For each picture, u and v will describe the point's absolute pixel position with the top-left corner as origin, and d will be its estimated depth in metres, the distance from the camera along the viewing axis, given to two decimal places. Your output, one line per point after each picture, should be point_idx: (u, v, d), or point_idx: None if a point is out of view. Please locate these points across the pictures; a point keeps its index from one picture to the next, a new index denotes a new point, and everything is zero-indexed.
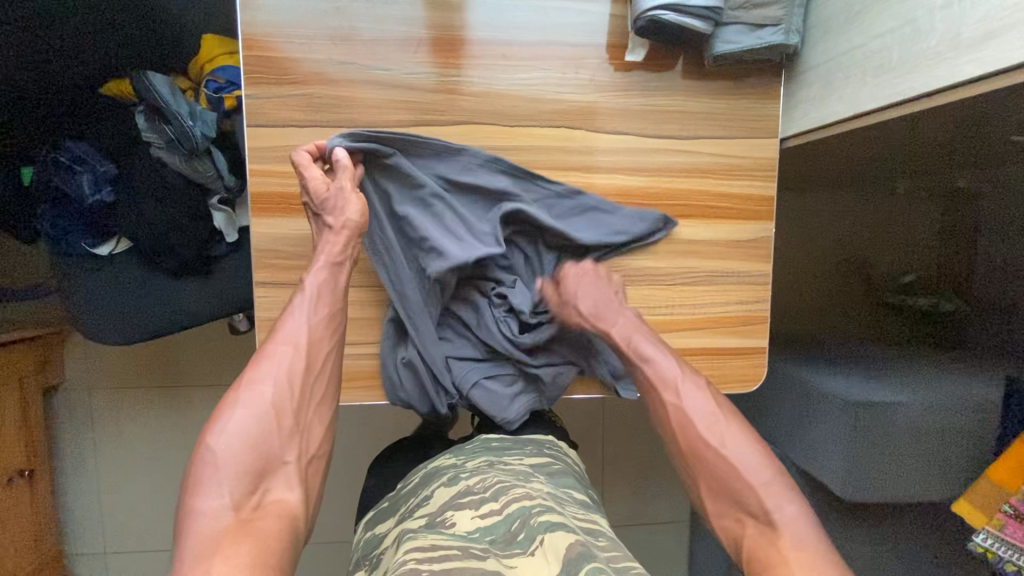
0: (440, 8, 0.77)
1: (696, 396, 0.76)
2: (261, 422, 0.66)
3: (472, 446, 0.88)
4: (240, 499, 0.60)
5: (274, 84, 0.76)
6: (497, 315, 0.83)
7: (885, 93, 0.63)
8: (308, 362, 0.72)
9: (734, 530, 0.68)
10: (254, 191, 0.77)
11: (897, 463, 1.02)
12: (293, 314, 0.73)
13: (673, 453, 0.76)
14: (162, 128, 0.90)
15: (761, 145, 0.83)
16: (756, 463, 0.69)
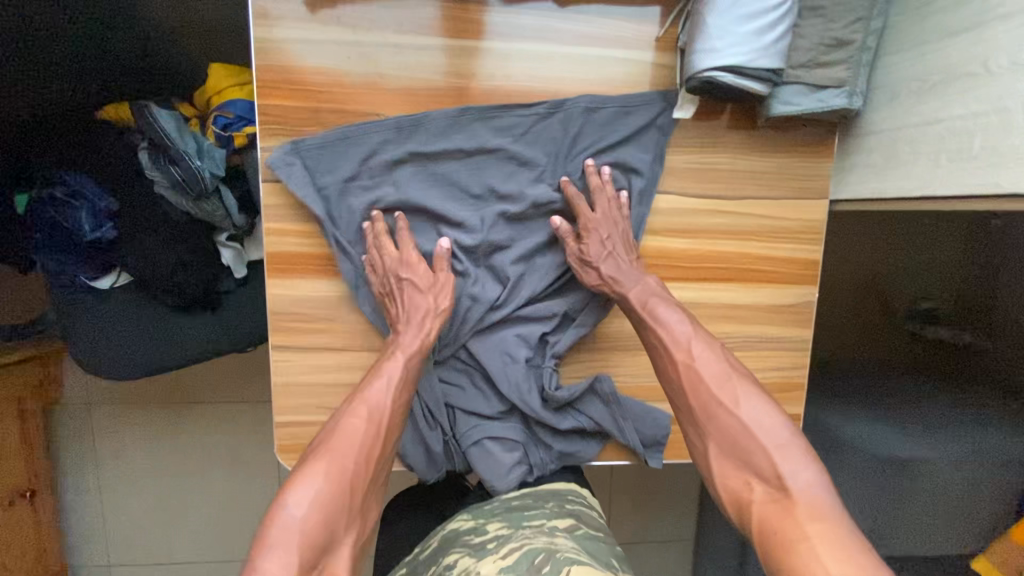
0: (475, 56, 0.72)
1: (709, 354, 0.70)
2: (332, 489, 0.61)
3: (492, 507, 0.77)
4: (301, 572, 0.55)
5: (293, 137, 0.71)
6: (519, 366, 0.79)
7: (963, 183, 0.58)
8: (382, 437, 0.67)
9: (739, 492, 0.63)
10: (270, 250, 0.73)
11: (925, 499, 0.99)
12: (377, 381, 0.69)
13: (681, 412, 0.70)
14: (168, 169, 0.83)
15: (810, 206, 0.77)
16: (772, 424, 0.63)
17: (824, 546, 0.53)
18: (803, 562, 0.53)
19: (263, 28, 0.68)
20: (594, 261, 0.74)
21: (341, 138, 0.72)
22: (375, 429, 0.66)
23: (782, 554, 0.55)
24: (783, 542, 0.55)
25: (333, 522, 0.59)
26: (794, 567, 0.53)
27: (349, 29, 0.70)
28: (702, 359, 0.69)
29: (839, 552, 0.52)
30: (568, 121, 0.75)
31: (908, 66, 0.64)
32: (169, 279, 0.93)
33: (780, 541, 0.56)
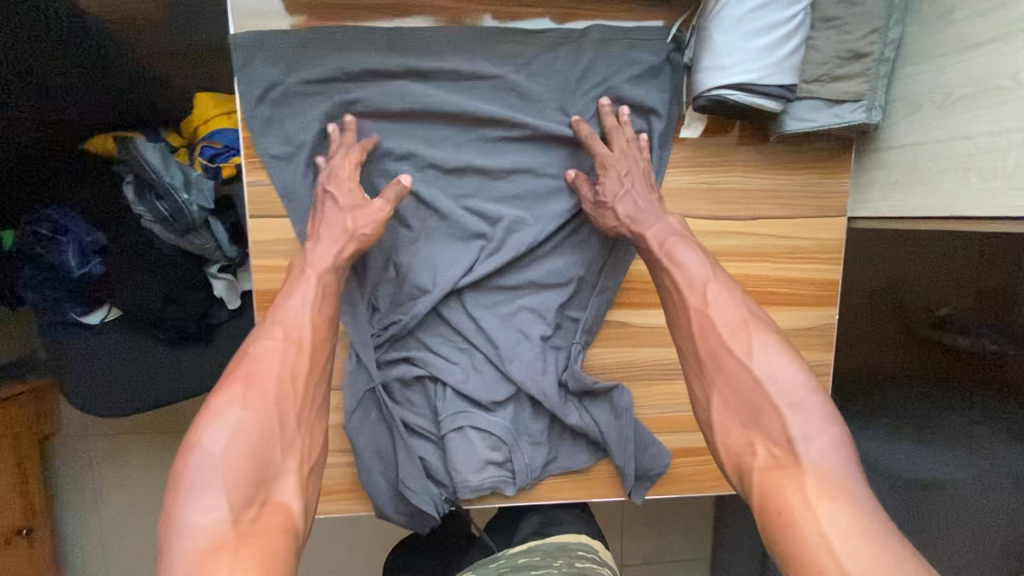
0: (471, 81, 0.69)
1: (727, 294, 0.60)
2: (260, 413, 0.54)
3: (496, 564, 0.72)
4: (236, 511, 0.48)
5: (282, 169, 0.68)
6: (525, 347, 0.72)
7: (995, 205, 0.54)
8: (313, 361, 0.60)
9: (741, 452, 0.55)
10: (262, 288, 0.70)
11: (965, 530, 0.84)
12: (292, 299, 0.62)
13: (686, 358, 0.62)
14: (153, 203, 0.79)
15: (827, 224, 0.74)
16: (791, 377, 0.55)
17: (829, 520, 0.46)
18: (804, 533, 0.47)
19: (251, 60, 0.66)
20: (610, 199, 0.68)
21: (311, 109, 0.68)
22: (298, 347, 0.59)
23: (780, 527, 0.48)
24: (783, 511, 0.49)
25: (268, 450, 0.53)
26: (793, 540, 0.47)
27: (338, 56, 0.67)
28: (716, 299, 0.60)
29: (847, 528, 0.46)
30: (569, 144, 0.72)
31: (930, 78, 0.61)
32: (159, 315, 0.90)
33: (777, 510, 0.49)
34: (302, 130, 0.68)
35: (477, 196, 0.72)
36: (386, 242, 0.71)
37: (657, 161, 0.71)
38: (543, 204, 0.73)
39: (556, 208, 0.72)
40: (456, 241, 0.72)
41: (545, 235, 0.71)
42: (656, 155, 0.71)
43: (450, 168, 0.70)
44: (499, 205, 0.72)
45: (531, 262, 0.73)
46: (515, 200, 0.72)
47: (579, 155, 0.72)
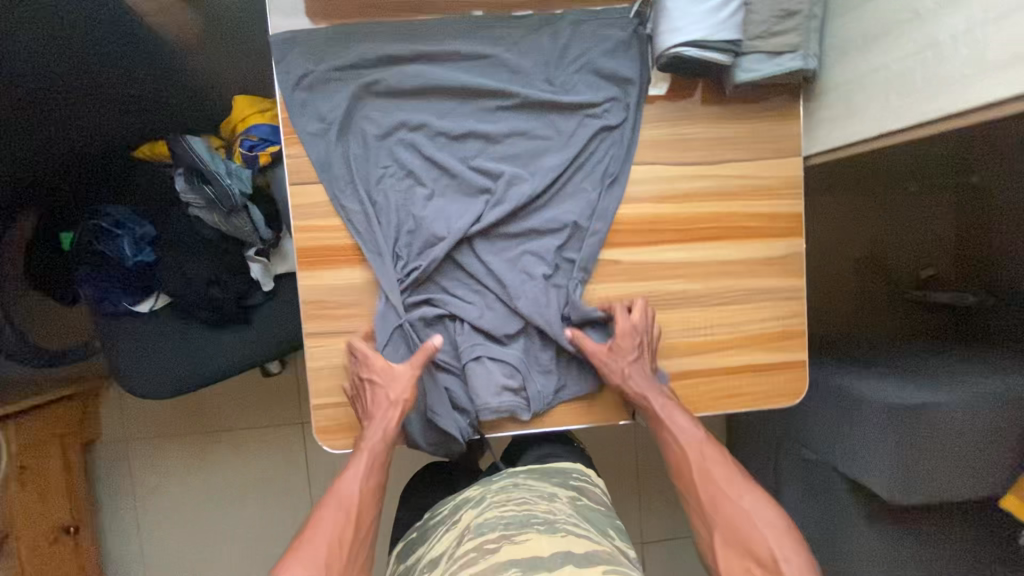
0: (469, 61, 0.82)
1: (720, 460, 0.82)
2: (312, 571, 0.70)
3: (498, 479, 0.97)
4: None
5: (314, 144, 0.80)
6: (529, 285, 0.83)
7: (914, 115, 0.66)
8: (357, 520, 0.76)
9: (741, 574, 0.72)
10: (301, 246, 0.81)
11: (939, 447, 1.02)
12: (347, 478, 0.79)
13: (691, 503, 0.81)
14: (202, 190, 0.92)
15: (786, 163, 0.85)
16: (771, 515, 0.75)
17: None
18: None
19: (287, 57, 0.79)
20: (625, 355, 0.81)
21: (337, 92, 0.81)
22: (346, 516, 0.76)
23: None
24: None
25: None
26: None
27: (357, 47, 0.80)
28: (706, 454, 0.81)
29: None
30: (556, 108, 0.83)
31: (852, 24, 0.73)
32: (203, 296, 1.01)
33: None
34: (330, 110, 0.81)
35: (480, 157, 0.83)
36: (404, 199, 0.82)
37: (632, 120, 0.83)
38: (538, 160, 0.83)
39: (549, 163, 0.83)
40: (464, 196, 0.83)
41: (541, 187, 0.82)
42: (630, 114, 0.83)
43: (455, 135, 0.82)
44: (498, 163, 0.83)
45: (532, 211, 0.84)
46: (513, 159, 0.83)
47: (566, 117, 0.83)
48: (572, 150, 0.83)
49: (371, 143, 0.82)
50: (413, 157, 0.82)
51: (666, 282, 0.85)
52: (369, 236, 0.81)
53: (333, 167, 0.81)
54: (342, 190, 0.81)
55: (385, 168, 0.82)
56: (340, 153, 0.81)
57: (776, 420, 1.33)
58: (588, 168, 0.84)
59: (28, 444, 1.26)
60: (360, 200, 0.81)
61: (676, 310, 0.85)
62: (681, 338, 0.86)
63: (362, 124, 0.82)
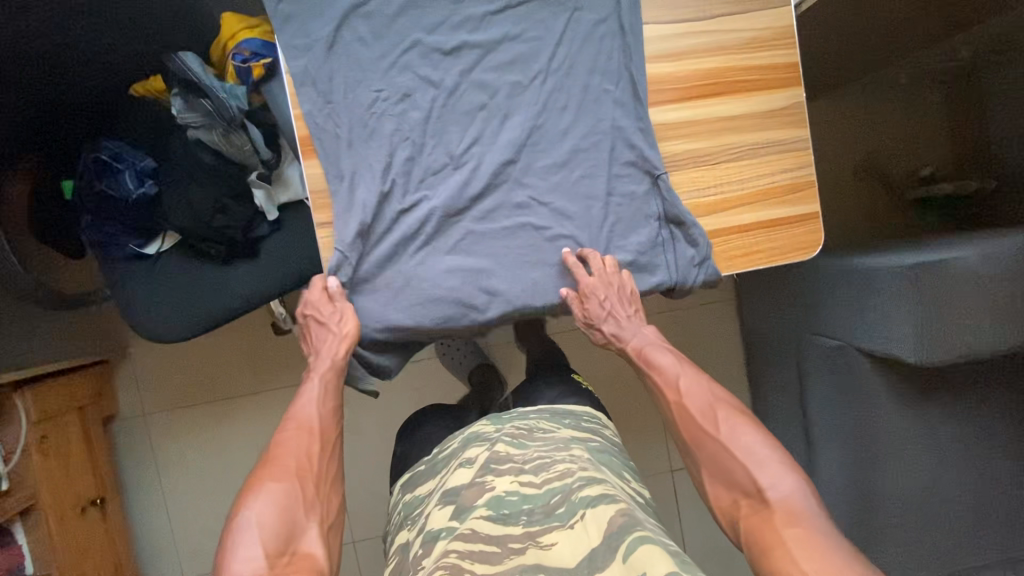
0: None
1: (699, 394, 0.85)
2: (286, 485, 0.72)
3: (509, 415, 1.00)
4: (270, 556, 0.65)
5: (305, 32, 0.79)
6: (541, 198, 0.85)
7: None
8: (322, 442, 0.80)
9: (732, 510, 0.74)
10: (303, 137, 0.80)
11: (957, 305, 1.00)
12: (303, 404, 0.82)
13: (680, 443, 0.85)
14: (197, 105, 0.93)
15: (776, 14, 0.85)
16: (752, 443, 0.76)
17: (796, 546, 0.63)
18: (779, 563, 0.63)
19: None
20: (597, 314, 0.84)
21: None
22: (308, 434, 0.79)
23: (763, 556, 0.65)
24: (765, 550, 0.66)
25: (293, 514, 0.70)
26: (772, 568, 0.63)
27: None
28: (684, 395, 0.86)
29: (805, 550, 0.63)
30: (541, 0, 0.84)
31: None
32: (209, 222, 1.00)
33: (759, 550, 0.66)
34: (321, 9, 0.80)
35: (476, 70, 0.83)
36: (400, 122, 0.82)
37: (623, 5, 0.83)
38: (534, 63, 0.84)
39: (543, 66, 0.84)
40: (462, 116, 0.84)
41: (539, 93, 0.84)
42: (620, 5, 0.84)
43: (448, 49, 0.82)
44: (497, 74, 0.83)
45: (529, 122, 0.84)
46: (510, 66, 0.83)
47: (557, 8, 0.84)
48: (559, 58, 0.84)
49: (364, 64, 0.81)
50: (409, 79, 0.82)
51: (670, 144, 0.85)
52: (365, 163, 0.82)
53: (326, 93, 0.80)
54: (334, 115, 0.80)
55: (378, 91, 0.81)
56: (331, 70, 0.80)
57: (795, 316, 1.32)
58: (585, 61, 0.84)
59: (47, 412, 1.25)
60: (355, 125, 0.81)
61: (682, 171, 0.85)
62: (691, 199, 0.86)
63: (352, 31, 0.81)
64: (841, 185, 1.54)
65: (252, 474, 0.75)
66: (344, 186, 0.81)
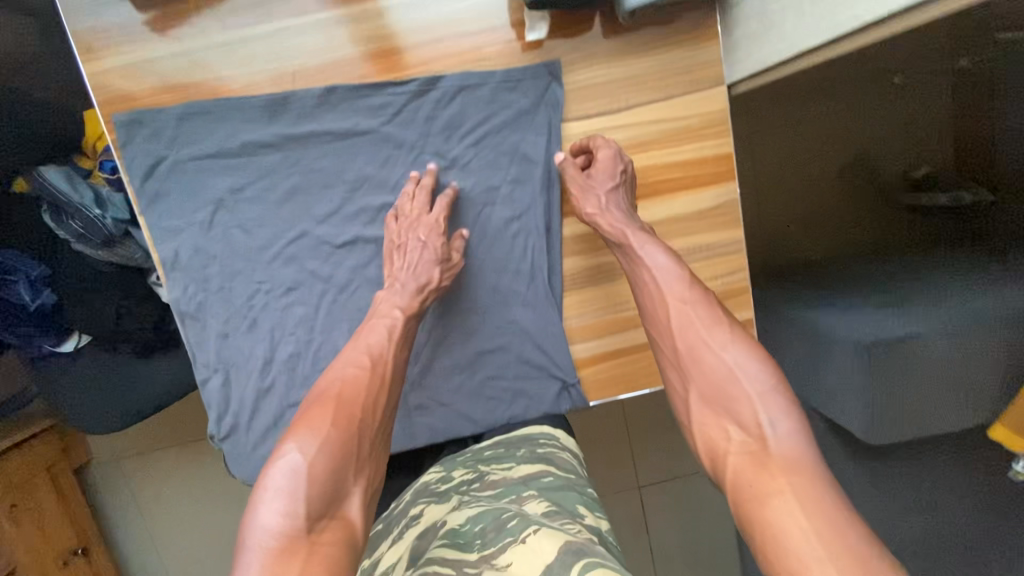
0: (325, 49, 0.69)
1: (702, 302, 0.65)
2: (343, 434, 0.59)
3: (462, 457, 0.77)
4: (310, 521, 0.52)
5: (155, 165, 0.70)
6: (440, 403, 0.79)
7: (822, 32, 0.52)
8: (380, 381, 0.66)
9: (717, 441, 0.59)
10: (171, 295, 0.72)
11: (914, 386, 0.92)
12: (376, 333, 0.68)
13: (664, 356, 0.67)
14: (68, 223, 0.83)
15: (706, 98, 0.72)
16: (756, 370, 0.59)
17: (798, 497, 0.50)
18: (776, 517, 0.50)
19: (122, 89, 0.67)
20: (596, 188, 0.70)
21: (178, 138, 0.69)
22: (379, 378, 0.65)
23: (754, 508, 0.52)
24: (758, 496, 0.52)
25: (341, 473, 0.57)
26: (766, 519, 0.51)
27: (180, 44, 0.68)
28: (686, 300, 0.65)
29: (808, 503, 0.49)
30: (425, 103, 0.72)
31: None
32: (117, 325, 0.95)
33: (752, 496, 0.52)
34: (172, 143, 0.69)
35: (371, 265, 0.75)
36: (283, 317, 0.74)
37: (543, 203, 0.75)
38: None
39: None
40: (353, 314, 0.75)
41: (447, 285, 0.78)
42: (548, 207, 0.76)
43: (340, 243, 0.74)
44: None
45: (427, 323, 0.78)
46: None
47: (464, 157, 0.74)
48: (467, 255, 0.77)
49: (242, 254, 0.73)
50: (291, 274, 0.74)
51: (579, 259, 0.78)
52: (242, 355, 0.75)
53: (197, 280, 0.72)
54: (205, 307, 0.73)
55: (259, 282, 0.73)
56: (206, 257, 0.72)
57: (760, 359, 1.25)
58: (490, 190, 0.76)
59: (8, 484, 1.27)
60: (233, 317, 0.74)
61: (596, 286, 0.78)
62: (604, 316, 0.78)
63: (232, 214, 0.72)
64: (813, 192, 1.27)
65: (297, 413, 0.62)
66: (218, 377, 0.75)
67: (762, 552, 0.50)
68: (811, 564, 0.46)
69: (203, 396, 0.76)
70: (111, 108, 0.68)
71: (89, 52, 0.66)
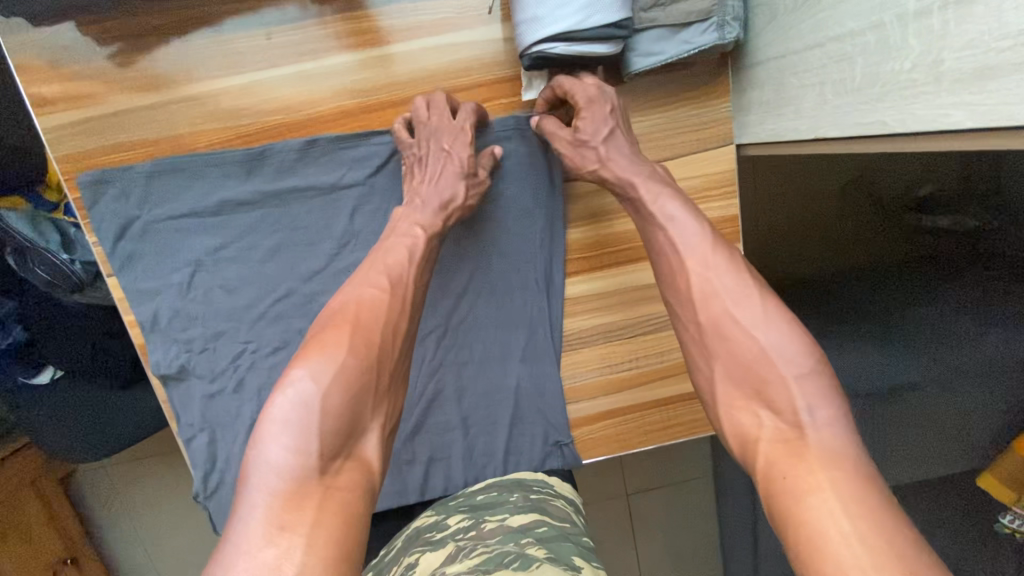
0: (312, 100, 0.65)
1: (731, 267, 0.56)
2: (361, 364, 0.51)
3: (455, 502, 0.68)
4: (323, 461, 0.46)
5: (127, 223, 0.66)
6: (441, 468, 0.74)
7: (851, 123, 0.49)
8: (401, 304, 0.57)
9: (746, 428, 0.50)
10: (151, 359, 0.68)
11: (915, 419, 0.87)
12: (395, 253, 0.60)
13: (685, 328, 0.58)
14: (31, 270, 0.78)
15: (714, 160, 0.68)
16: (794, 350, 0.50)
17: (841, 495, 0.42)
18: (811, 517, 0.42)
19: (93, 142, 0.63)
20: (591, 140, 0.63)
21: (153, 198, 0.66)
22: (399, 301, 0.57)
23: (787, 502, 0.44)
24: (794, 489, 0.44)
25: (360, 405, 0.50)
26: (799, 516, 0.43)
27: (153, 95, 0.63)
28: (711, 264, 0.56)
29: (850, 502, 0.41)
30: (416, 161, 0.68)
31: None
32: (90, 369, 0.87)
33: (784, 489, 0.44)
34: (148, 201, 0.66)
35: None
36: (270, 376, 0.70)
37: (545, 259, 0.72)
38: (428, 319, 0.72)
39: (441, 321, 0.72)
40: None
41: (444, 341, 0.73)
42: (551, 262, 0.72)
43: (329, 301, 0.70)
44: None
45: (421, 384, 0.73)
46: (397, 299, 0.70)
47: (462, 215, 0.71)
48: (466, 310, 0.73)
49: (224, 314, 0.69)
50: (277, 333, 0.69)
51: (579, 319, 0.74)
52: (228, 416, 0.70)
53: (179, 342, 0.68)
54: (190, 367, 0.69)
55: (245, 342, 0.69)
56: (187, 318, 0.68)
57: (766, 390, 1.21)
58: (489, 246, 0.72)
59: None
60: (220, 377, 0.69)
61: (596, 346, 0.75)
62: (602, 376, 0.76)
63: (212, 274, 0.68)
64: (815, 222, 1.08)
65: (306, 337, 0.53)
66: (203, 437, 0.70)
67: (795, 553, 0.42)
68: (851, 569, 0.38)
69: (188, 457, 0.70)
70: (79, 164, 0.64)
71: (58, 101, 0.61)
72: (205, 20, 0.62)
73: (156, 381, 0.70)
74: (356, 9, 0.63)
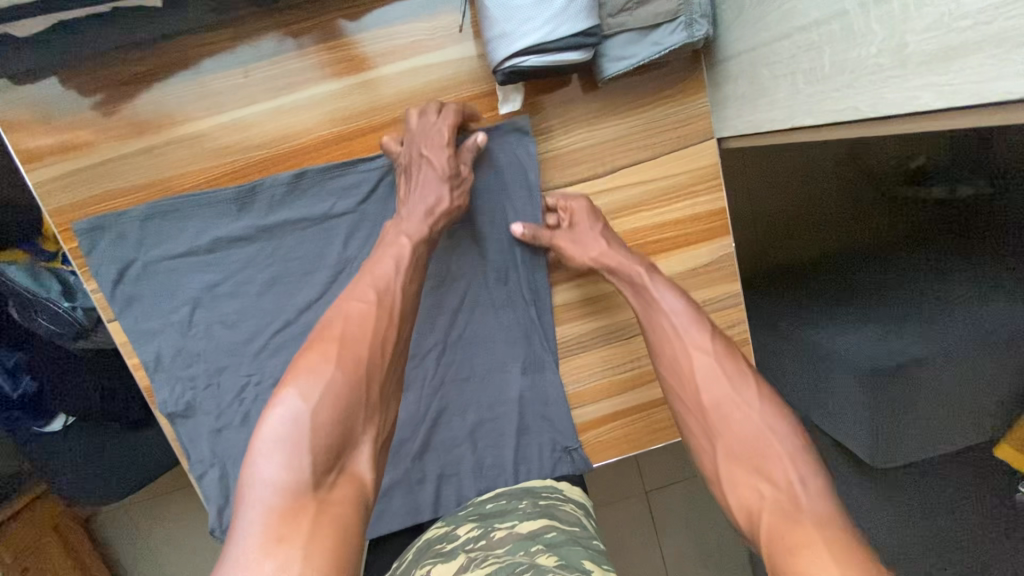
0: (296, 132, 0.66)
1: (727, 355, 0.59)
2: (350, 379, 0.52)
3: (466, 512, 0.68)
4: (317, 477, 0.47)
5: (125, 266, 0.66)
6: (453, 483, 0.74)
7: (825, 109, 0.50)
8: (391, 318, 0.58)
9: (743, 497, 0.51)
10: (157, 398, 0.69)
11: (922, 407, 0.79)
12: (384, 264, 0.60)
13: (686, 408, 0.59)
14: (33, 319, 0.79)
15: (696, 155, 0.68)
16: (785, 430, 0.53)
17: (831, 551, 0.43)
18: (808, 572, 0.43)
19: (85, 191, 0.64)
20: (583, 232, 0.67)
21: (147, 240, 0.66)
22: (387, 312, 0.57)
23: (784, 560, 0.45)
24: (790, 548, 0.45)
25: (351, 419, 0.51)
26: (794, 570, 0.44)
27: (139, 140, 0.64)
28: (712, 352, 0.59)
29: (845, 557, 0.42)
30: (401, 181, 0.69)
31: None
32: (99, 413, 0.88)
33: (783, 551, 0.45)
34: (142, 244, 0.66)
35: None
36: None
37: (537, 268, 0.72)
38: (428, 338, 0.73)
39: (440, 337, 0.73)
40: None
41: (444, 357, 0.73)
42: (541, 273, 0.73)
43: None
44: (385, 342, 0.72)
45: (426, 400, 0.73)
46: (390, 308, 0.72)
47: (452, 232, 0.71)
48: (466, 324, 0.73)
49: (225, 350, 0.69)
50: (278, 364, 0.70)
51: (577, 323, 0.75)
52: (238, 450, 0.71)
53: (183, 380, 0.69)
54: (196, 404, 0.69)
55: (248, 375, 0.70)
56: (189, 356, 0.69)
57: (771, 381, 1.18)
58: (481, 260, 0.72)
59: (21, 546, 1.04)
60: (226, 412, 0.70)
61: (595, 350, 0.75)
62: (604, 378, 0.76)
63: (210, 310, 0.69)
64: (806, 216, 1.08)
65: (296, 355, 0.53)
66: (215, 471, 0.70)
67: None
68: None
69: (201, 492, 0.71)
70: (73, 214, 0.65)
71: (49, 154, 0.63)
72: (185, 62, 0.63)
73: (163, 419, 0.70)
74: (331, 38, 0.64)
